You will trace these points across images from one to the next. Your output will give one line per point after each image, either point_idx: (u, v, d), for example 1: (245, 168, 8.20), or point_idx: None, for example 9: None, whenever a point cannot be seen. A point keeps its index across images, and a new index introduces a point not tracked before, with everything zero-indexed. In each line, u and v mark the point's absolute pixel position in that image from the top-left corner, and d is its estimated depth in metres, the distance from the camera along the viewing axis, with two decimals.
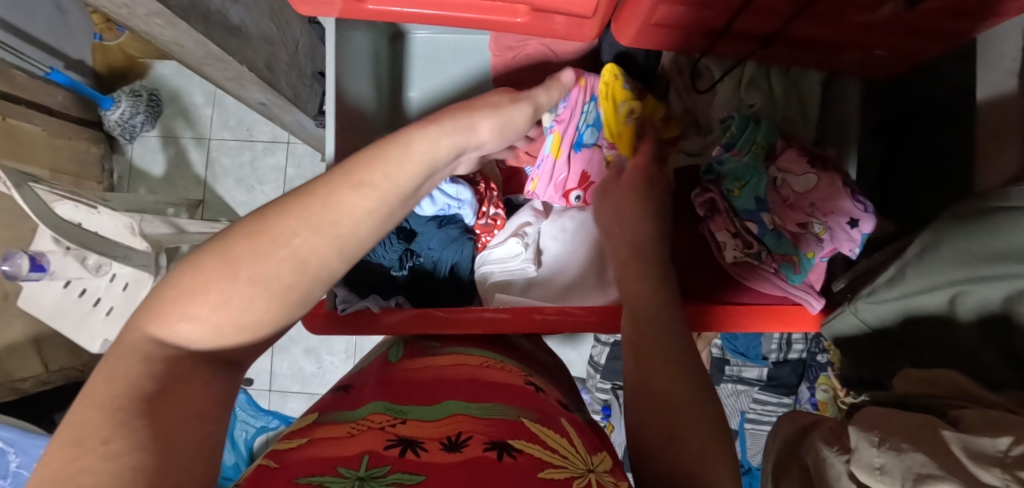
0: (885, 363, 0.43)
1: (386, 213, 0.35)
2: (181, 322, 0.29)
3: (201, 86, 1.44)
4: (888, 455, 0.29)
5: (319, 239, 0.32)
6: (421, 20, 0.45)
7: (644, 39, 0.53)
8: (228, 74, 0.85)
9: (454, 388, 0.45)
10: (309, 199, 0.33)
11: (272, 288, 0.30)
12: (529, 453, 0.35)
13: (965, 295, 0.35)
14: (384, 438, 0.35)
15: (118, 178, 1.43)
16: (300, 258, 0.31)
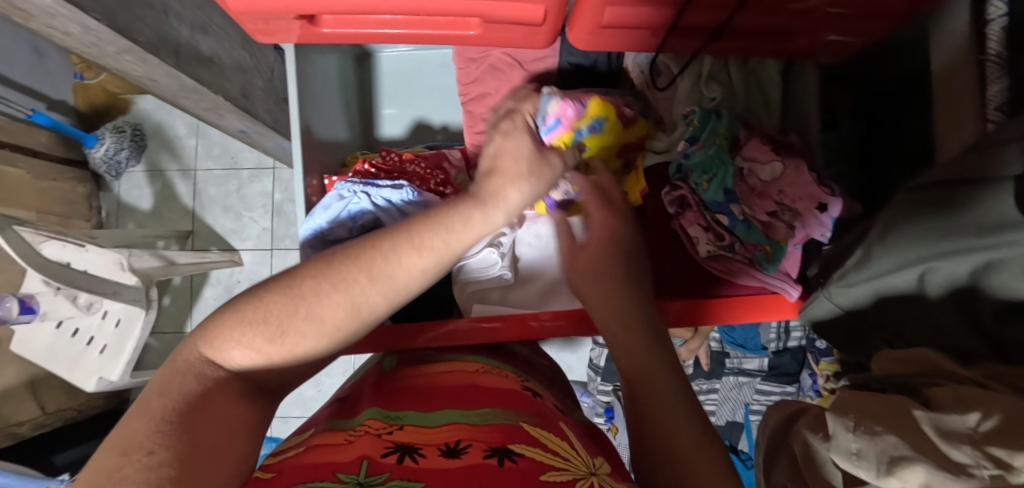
0: (864, 341, 0.43)
1: (431, 273, 0.39)
2: (238, 346, 0.33)
3: (183, 118, 1.44)
4: (863, 442, 0.29)
5: (373, 291, 0.36)
6: (374, 40, 0.44)
7: (604, 40, 0.53)
8: (204, 105, 0.86)
9: (450, 396, 0.45)
10: (371, 249, 0.37)
11: (323, 329, 0.35)
12: (530, 457, 0.34)
13: (932, 273, 0.34)
14: (380, 446, 0.34)
15: (106, 215, 1.44)
16: (353, 305, 0.35)
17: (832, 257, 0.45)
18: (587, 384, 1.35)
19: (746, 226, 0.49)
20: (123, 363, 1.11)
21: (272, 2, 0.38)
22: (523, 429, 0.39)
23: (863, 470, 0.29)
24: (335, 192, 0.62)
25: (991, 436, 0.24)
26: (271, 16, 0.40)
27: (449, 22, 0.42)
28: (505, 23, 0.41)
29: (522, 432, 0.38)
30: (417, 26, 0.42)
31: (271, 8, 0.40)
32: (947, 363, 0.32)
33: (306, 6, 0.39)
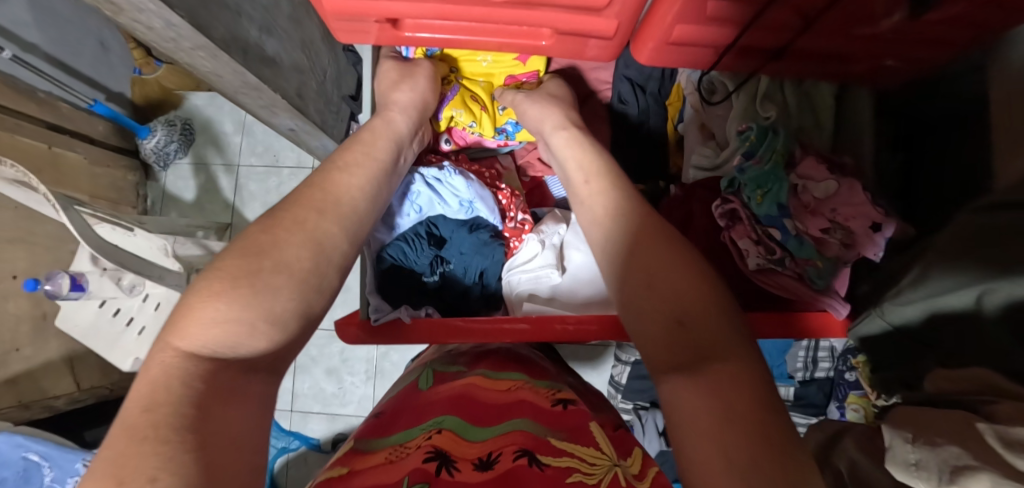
0: (910, 365, 0.43)
1: (355, 202, 0.50)
2: (207, 326, 0.35)
3: (231, 116, 1.51)
4: (923, 453, 0.30)
5: (326, 220, 0.46)
6: (450, 45, 0.47)
7: (667, 55, 0.55)
8: (262, 102, 0.90)
9: (490, 411, 0.47)
10: (308, 197, 0.47)
11: (296, 257, 0.42)
12: (557, 465, 0.37)
13: (992, 294, 0.35)
14: (421, 454, 0.38)
15: (151, 204, 1.50)
16: (314, 240, 0.44)
17: (886, 279, 0.46)
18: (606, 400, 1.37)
19: (799, 237, 0.49)
20: None
21: (363, 5, 0.41)
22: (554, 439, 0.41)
23: (922, 480, 0.29)
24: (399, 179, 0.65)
25: None
26: (356, 18, 0.43)
27: (523, 32, 0.44)
28: (580, 35, 0.43)
29: (549, 441, 0.40)
30: (496, 34, 0.45)
31: (359, 11, 0.42)
32: (1008, 382, 0.33)
33: (394, 10, 0.41)
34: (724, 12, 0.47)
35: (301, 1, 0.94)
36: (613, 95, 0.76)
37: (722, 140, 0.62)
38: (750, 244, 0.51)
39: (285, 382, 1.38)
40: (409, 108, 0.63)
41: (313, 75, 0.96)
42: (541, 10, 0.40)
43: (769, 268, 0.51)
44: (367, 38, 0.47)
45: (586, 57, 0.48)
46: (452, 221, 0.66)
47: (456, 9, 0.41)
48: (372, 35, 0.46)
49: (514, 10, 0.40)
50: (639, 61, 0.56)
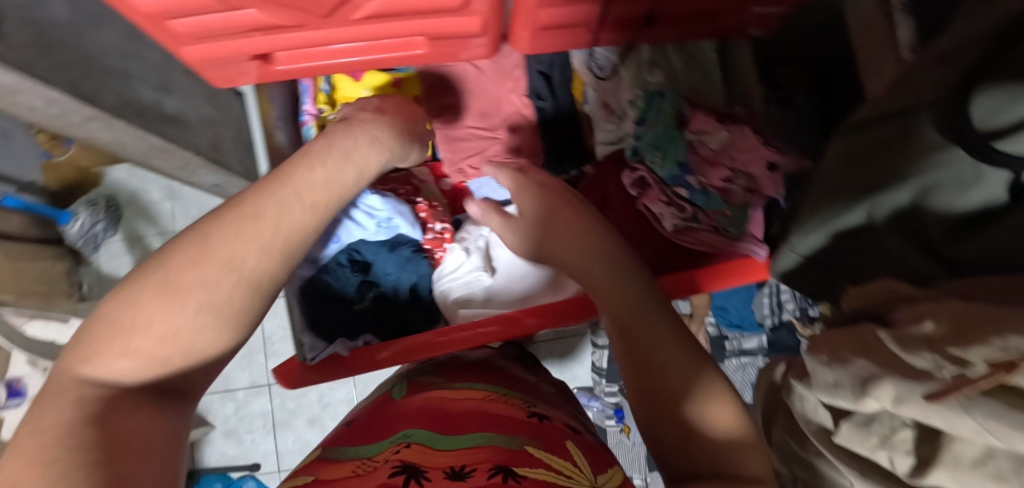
0: (824, 284, 0.46)
1: (305, 213, 0.40)
2: (118, 355, 0.30)
3: (156, 183, 1.45)
4: (838, 373, 0.32)
5: (253, 227, 0.36)
6: (329, 68, 0.46)
7: (546, 39, 0.56)
8: (176, 163, 0.88)
9: (460, 421, 0.46)
10: (235, 208, 0.37)
11: (223, 291, 0.34)
12: (534, 478, 0.36)
13: (877, 205, 0.39)
14: (387, 468, 0.37)
15: (88, 290, 1.42)
16: (235, 253, 0.34)
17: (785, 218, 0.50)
18: (593, 388, 1.40)
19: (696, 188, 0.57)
20: None
21: (223, 46, 0.40)
22: (529, 453, 0.40)
23: (842, 397, 0.31)
24: None
25: (943, 338, 0.27)
26: (223, 60, 0.43)
27: (397, 44, 0.44)
28: (453, 36, 0.44)
29: (527, 456, 0.39)
30: (371, 51, 0.44)
31: (223, 53, 0.41)
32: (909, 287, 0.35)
33: (256, 45, 0.41)
34: None
35: None
36: (530, 91, 0.77)
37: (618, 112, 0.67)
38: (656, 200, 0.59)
39: (267, 444, 1.32)
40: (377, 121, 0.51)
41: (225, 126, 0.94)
42: (402, 20, 0.40)
43: (685, 226, 0.58)
44: (244, 78, 0.47)
45: (470, 57, 0.49)
46: (372, 243, 0.68)
47: (318, 33, 0.40)
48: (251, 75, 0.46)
49: (377, 24, 0.40)
50: (523, 49, 0.56)
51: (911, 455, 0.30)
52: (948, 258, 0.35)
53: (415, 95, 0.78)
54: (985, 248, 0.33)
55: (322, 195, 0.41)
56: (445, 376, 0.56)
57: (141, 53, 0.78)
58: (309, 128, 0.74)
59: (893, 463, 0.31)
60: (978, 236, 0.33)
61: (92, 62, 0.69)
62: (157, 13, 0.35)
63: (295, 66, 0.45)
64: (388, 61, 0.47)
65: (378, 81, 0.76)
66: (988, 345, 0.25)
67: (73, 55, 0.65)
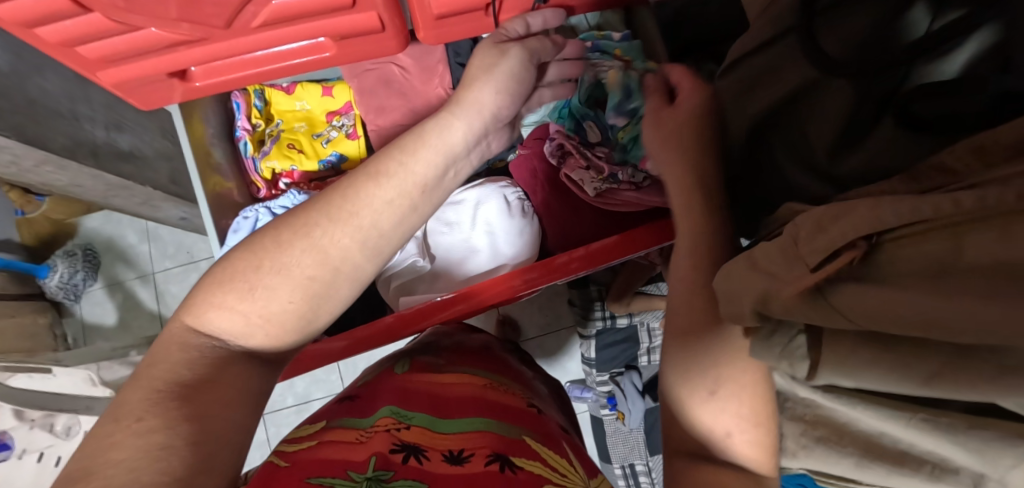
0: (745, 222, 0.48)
1: (390, 211, 0.43)
2: (217, 314, 0.38)
3: (131, 226, 1.46)
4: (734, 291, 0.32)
5: (337, 229, 0.40)
6: (246, 81, 0.52)
7: (447, 29, 0.58)
8: (137, 199, 0.90)
9: (457, 406, 0.55)
10: (329, 200, 0.41)
11: (305, 271, 0.39)
12: (529, 469, 0.45)
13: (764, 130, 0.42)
14: (390, 444, 0.46)
15: (73, 341, 1.42)
16: (321, 248, 0.39)
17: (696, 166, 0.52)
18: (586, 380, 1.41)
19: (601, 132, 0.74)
20: None
21: (138, 67, 0.47)
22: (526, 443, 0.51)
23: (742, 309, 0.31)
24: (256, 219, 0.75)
25: (809, 237, 0.29)
26: (143, 80, 0.49)
27: (306, 49, 0.50)
28: (347, 38, 0.49)
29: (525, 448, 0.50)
30: (282, 57, 0.50)
31: (141, 73, 0.48)
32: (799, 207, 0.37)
33: (170, 62, 0.47)
34: None
35: None
36: (456, 84, 0.81)
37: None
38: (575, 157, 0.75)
39: None
40: (498, 80, 0.51)
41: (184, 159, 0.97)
42: (294, 26, 0.46)
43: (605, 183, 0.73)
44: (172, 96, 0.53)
45: (375, 54, 0.54)
46: None
47: (224, 45, 0.47)
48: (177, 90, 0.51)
49: (279, 30, 0.46)
50: (429, 42, 0.59)
51: (807, 359, 0.30)
52: (831, 178, 0.37)
53: (346, 102, 0.87)
54: (861, 160, 0.35)
55: (396, 197, 0.43)
56: (445, 359, 0.67)
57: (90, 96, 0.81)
58: (246, 143, 0.83)
59: (792, 371, 0.30)
60: (858, 149, 0.35)
61: (42, 106, 0.71)
62: (71, 39, 0.42)
63: (216, 76, 0.51)
64: (298, 65, 0.52)
65: (312, 93, 0.87)
66: (829, 233, 0.27)
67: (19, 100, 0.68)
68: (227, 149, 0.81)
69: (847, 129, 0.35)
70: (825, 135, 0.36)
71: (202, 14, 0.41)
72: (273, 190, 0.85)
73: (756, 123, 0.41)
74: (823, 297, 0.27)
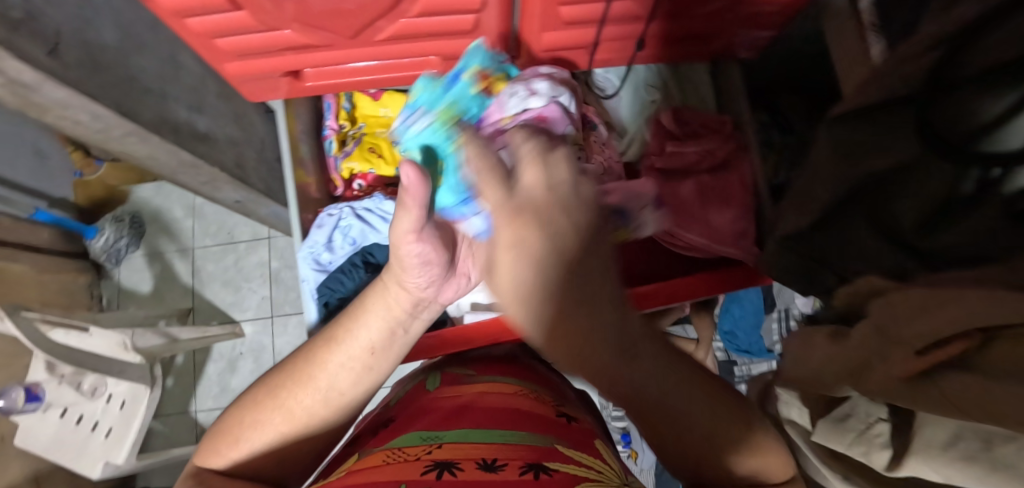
0: (805, 275, 0.58)
1: (383, 337, 0.47)
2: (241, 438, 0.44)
3: (179, 201, 1.51)
4: None
5: (331, 366, 0.45)
6: (349, 85, 0.56)
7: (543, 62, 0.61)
8: (202, 178, 0.94)
9: (489, 419, 0.58)
10: (322, 336, 0.47)
11: (308, 395, 0.45)
12: (563, 471, 0.47)
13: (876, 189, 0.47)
14: (422, 465, 0.47)
15: (107, 302, 1.46)
16: (316, 384, 0.45)
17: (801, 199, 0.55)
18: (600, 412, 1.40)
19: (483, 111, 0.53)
20: (130, 445, 1.11)
21: (260, 62, 0.50)
22: (560, 450, 0.52)
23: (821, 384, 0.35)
24: (334, 217, 0.78)
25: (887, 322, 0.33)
26: (259, 76, 0.52)
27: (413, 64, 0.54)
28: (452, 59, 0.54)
29: (558, 453, 0.52)
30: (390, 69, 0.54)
31: (260, 69, 0.51)
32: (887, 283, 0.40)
33: (290, 61, 0.50)
34: None
35: None
36: None
37: (618, 128, 0.79)
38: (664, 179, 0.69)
39: None
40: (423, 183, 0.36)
41: (249, 145, 1.00)
42: (414, 41, 0.49)
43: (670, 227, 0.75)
44: (279, 89, 0.56)
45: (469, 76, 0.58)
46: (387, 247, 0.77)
47: (344, 53, 0.50)
48: (283, 87, 0.54)
49: (398, 45, 0.50)
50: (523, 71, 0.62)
51: (889, 449, 0.32)
52: (921, 250, 0.46)
53: None
54: (951, 240, 0.43)
55: (380, 337, 0.47)
56: (476, 370, 0.74)
57: (178, 76, 0.84)
58: (332, 141, 0.86)
59: (872, 459, 0.33)
60: (949, 230, 0.43)
61: (136, 82, 0.75)
62: (210, 33, 0.45)
63: (325, 78, 0.55)
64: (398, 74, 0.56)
65: (398, 101, 0.88)
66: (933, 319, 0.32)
67: (118, 75, 0.71)
68: (313, 146, 0.84)
69: (940, 212, 0.43)
70: (917, 214, 0.45)
71: (333, 23, 0.44)
72: (349, 190, 0.87)
73: (855, 186, 0.47)
74: (926, 382, 0.31)
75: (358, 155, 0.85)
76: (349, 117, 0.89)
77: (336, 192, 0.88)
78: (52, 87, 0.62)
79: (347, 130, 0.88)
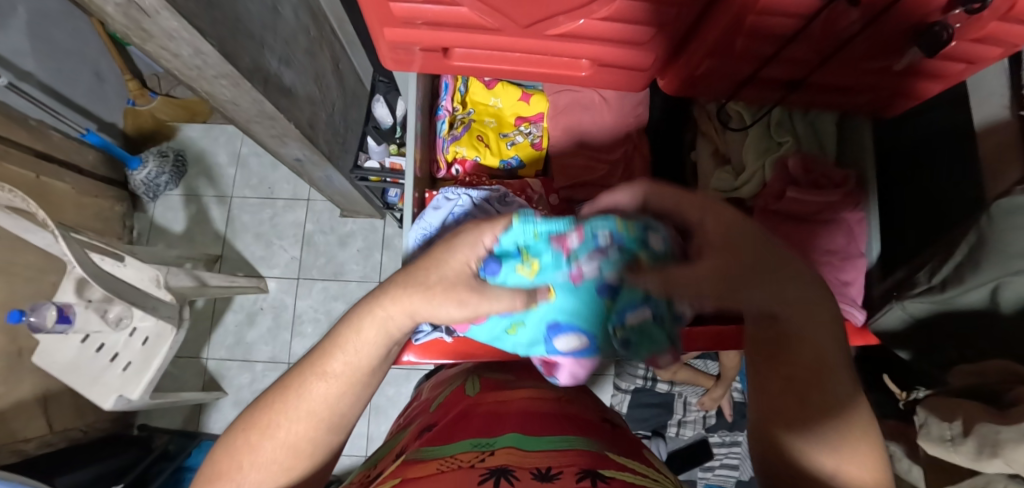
0: (931, 346, 0.55)
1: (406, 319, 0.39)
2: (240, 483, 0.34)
3: (225, 147, 1.50)
4: (957, 431, 0.38)
5: (338, 369, 0.37)
6: (495, 70, 0.54)
7: (691, 86, 0.59)
8: (273, 132, 0.92)
9: (538, 425, 0.47)
10: (324, 345, 0.38)
11: (328, 392, 0.37)
12: (622, 480, 0.36)
13: (1006, 287, 0.46)
14: (476, 474, 0.36)
15: (137, 235, 1.46)
16: (321, 393, 0.37)
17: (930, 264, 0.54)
18: None
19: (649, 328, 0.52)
20: (146, 382, 1.07)
21: (418, 33, 0.47)
22: (612, 457, 0.41)
23: (961, 453, 0.37)
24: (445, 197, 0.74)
25: None
26: (405, 46, 0.50)
27: (569, 64, 0.53)
28: (608, 65, 0.52)
29: (610, 459, 0.40)
30: (544, 64, 0.53)
31: (412, 39, 0.49)
32: None
33: (446, 38, 0.48)
34: (745, 51, 0.50)
35: (316, 37, 0.98)
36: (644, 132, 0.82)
37: (737, 165, 0.75)
38: (778, 223, 0.66)
39: None
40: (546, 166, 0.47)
41: (322, 106, 0.99)
42: (587, 43, 0.48)
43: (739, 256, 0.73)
44: (414, 62, 0.54)
45: (613, 84, 0.57)
46: None
47: (509, 39, 0.48)
48: (425, 58, 0.52)
49: (567, 43, 0.48)
50: (670, 91, 0.60)
51: None
52: None
53: (539, 111, 0.86)
54: None
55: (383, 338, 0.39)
56: (513, 375, 0.63)
57: (275, 26, 0.83)
58: (444, 122, 0.83)
59: None
60: None
61: (240, 25, 0.73)
62: None
63: (473, 59, 0.53)
64: (547, 70, 0.54)
65: (509, 94, 0.85)
66: None
67: (227, 15, 0.70)
68: (427, 123, 0.83)
69: None
70: None
71: (515, 9, 0.42)
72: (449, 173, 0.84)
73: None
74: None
75: (465, 141, 0.82)
76: (462, 99, 0.85)
77: (437, 172, 0.85)
78: (167, 17, 0.60)
79: (456, 114, 0.84)
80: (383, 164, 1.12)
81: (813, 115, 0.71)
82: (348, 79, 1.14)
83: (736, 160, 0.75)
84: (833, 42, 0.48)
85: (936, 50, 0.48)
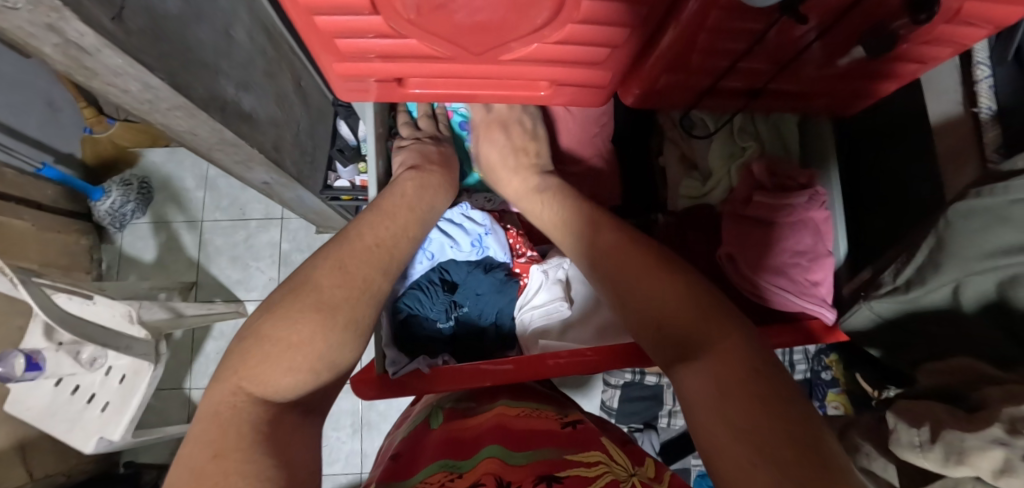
0: (898, 341, 0.57)
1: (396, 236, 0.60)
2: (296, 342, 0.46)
3: (192, 170, 1.46)
4: (925, 437, 0.39)
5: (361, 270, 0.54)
6: (453, 96, 0.53)
7: (652, 99, 0.59)
8: (237, 158, 0.89)
9: (508, 437, 0.48)
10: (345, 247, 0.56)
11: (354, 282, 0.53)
12: (575, 476, 0.40)
13: (967, 284, 0.48)
14: None
15: (106, 267, 1.41)
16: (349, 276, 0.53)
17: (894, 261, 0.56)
18: None
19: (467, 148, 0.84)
20: (128, 420, 1.04)
21: (371, 66, 0.46)
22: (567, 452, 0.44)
23: (931, 459, 0.38)
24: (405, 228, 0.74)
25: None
26: (359, 78, 0.49)
27: (527, 86, 0.52)
28: (567, 85, 0.52)
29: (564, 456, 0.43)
30: (503, 88, 0.52)
31: (365, 72, 0.48)
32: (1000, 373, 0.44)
33: (400, 69, 0.47)
34: (704, 66, 0.51)
35: (274, 57, 0.95)
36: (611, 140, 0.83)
37: (704, 171, 0.75)
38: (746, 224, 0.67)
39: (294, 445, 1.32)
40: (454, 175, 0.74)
41: (286, 126, 0.97)
42: (544, 67, 0.47)
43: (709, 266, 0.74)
44: (370, 93, 0.53)
45: (573, 102, 0.57)
46: (462, 265, 0.75)
47: (464, 67, 0.47)
48: (381, 89, 0.51)
49: (524, 68, 0.47)
50: (631, 104, 0.60)
51: None
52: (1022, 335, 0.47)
53: None
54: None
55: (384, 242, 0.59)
56: (476, 401, 0.63)
57: (229, 51, 0.81)
58: None
59: None
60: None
61: (191, 55, 0.71)
62: (332, 33, 0.41)
63: (430, 86, 0.52)
64: (506, 92, 0.54)
65: None
66: None
67: (176, 45, 0.68)
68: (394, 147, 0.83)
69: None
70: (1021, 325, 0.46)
71: (468, 40, 0.41)
72: None
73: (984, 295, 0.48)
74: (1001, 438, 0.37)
75: None
76: None
77: None
78: (110, 55, 0.58)
79: None
80: (353, 182, 1.09)
81: (776, 117, 0.72)
82: (312, 96, 1.11)
83: (703, 166, 0.75)
84: (787, 52, 0.49)
85: (892, 53, 0.48)
